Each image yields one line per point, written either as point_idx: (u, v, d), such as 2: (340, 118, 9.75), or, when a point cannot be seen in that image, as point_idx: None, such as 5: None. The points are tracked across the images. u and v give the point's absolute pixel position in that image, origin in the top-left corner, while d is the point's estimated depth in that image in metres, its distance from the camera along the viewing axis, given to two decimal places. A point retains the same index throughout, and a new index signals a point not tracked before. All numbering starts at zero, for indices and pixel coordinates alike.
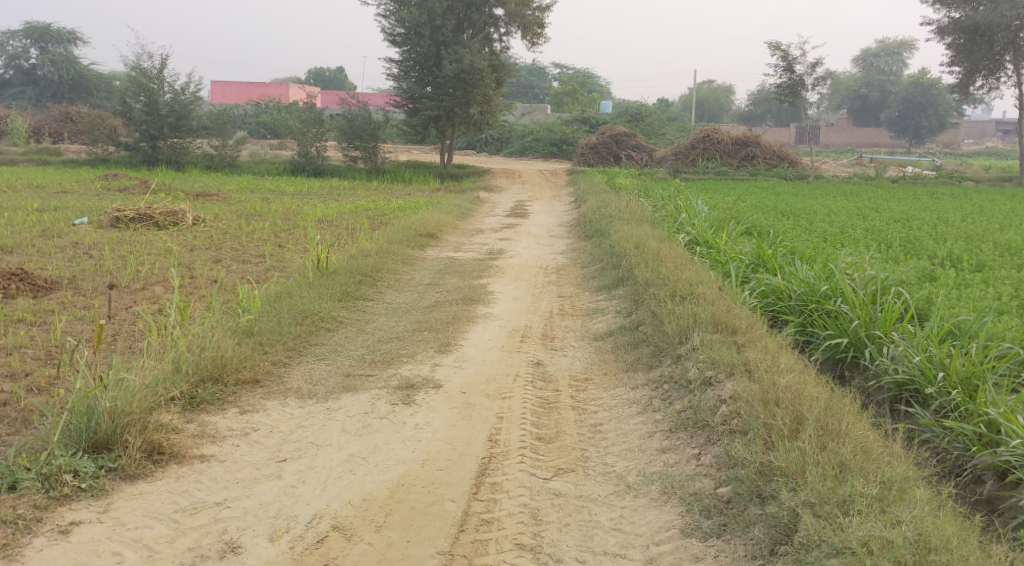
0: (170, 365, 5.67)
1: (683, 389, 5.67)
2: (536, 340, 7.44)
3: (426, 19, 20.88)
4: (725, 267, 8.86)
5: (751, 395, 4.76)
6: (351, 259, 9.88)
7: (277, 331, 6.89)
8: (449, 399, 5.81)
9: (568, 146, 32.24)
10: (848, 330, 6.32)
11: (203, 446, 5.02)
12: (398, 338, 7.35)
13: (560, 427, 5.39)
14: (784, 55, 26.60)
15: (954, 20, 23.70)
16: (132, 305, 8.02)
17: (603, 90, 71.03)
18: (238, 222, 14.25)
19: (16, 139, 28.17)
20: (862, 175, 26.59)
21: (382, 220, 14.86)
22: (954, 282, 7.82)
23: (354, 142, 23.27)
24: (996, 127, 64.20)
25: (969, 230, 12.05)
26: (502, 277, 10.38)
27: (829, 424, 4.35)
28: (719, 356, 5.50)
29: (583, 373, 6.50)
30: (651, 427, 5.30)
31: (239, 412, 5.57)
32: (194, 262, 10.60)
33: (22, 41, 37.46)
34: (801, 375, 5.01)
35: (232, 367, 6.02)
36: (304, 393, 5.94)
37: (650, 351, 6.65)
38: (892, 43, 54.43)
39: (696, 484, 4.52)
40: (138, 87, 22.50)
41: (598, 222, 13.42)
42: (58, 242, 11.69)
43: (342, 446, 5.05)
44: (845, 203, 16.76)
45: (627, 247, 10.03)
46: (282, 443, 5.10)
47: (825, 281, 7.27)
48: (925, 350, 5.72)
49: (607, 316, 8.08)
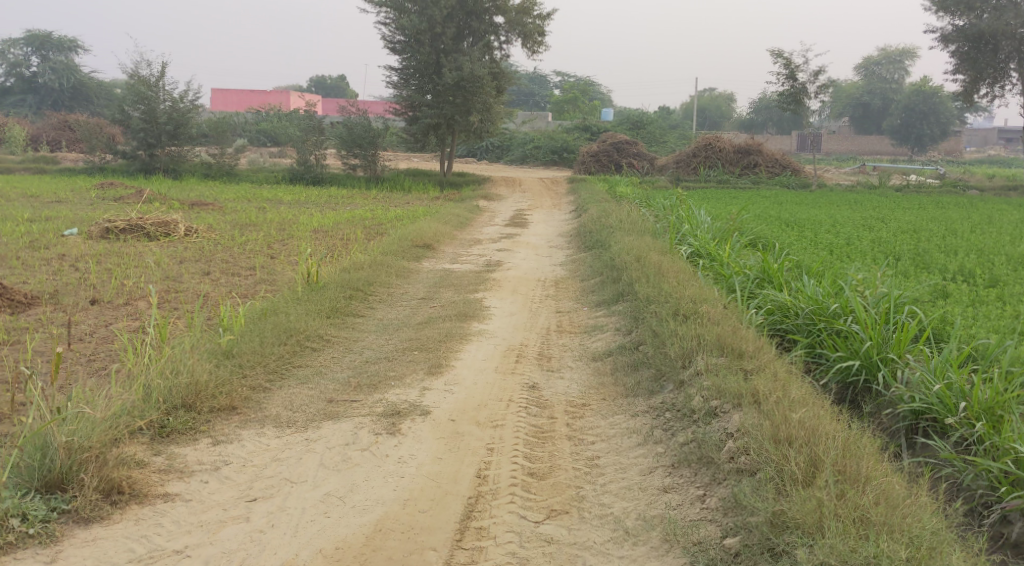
0: (140, 392, 5.33)
1: (686, 419, 5.29)
2: (532, 360, 7.06)
3: (426, 27, 20.55)
4: (728, 282, 8.49)
5: (762, 431, 4.41)
6: (343, 272, 9.51)
7: (259, 353, 6.53)
8: (436, 429, 5.44)
9: (568, 154, 31.81)
10: (860, 351, 5.96)
11: (169, 483, 4.68)
12: (387, 358, 6.99)
13: (554, 461, 5.02)
14: (786, 63, 26.30)
15: (958, 27, 23.30)
16: (111, 323, 7.65)
17: (603, 97, 70.66)
18: (231, 233, 13.92)
19: (14, 146, 27.89)
20: (865, 183, 26.19)
21: (379, 230, 14.52)
22: (969, 300, 7.45)
23: (354, 150, 22.96)
24: (998, 135, 64.14)
25: (979, 242, 11.68)
26: (499, 290, 10.02)
27: (847, 468, 4.00)
28: (725, 384, 5.14)
29: (580, 399, 6.13)
30: (652, 462, 4.95)
31: (211, 443, 5.21)
32: (182, 275, 10.24)
33: (22, 49, 37.20)
34: (814, 408, 4.63)
35: (207, 394, 5.64)
36: (283, 421, 5.59)
37: (651, 374, 6.29)
38: (894, 50, 54.07)
39: (701, 531, 4.17)
40: (137, 95, 22.14)
41: (598, 233, 13.02)
42: (43, 254, 11.33)
43: (318, 483, 4.73)
44: (850, 214, 16.36)
45: (627, 260, 9.66)
46: (254, 480, 4.77)
47: (834, 298, 6.90)
48: (943, 376, 5.35)
49: (605, 334, 7.72)
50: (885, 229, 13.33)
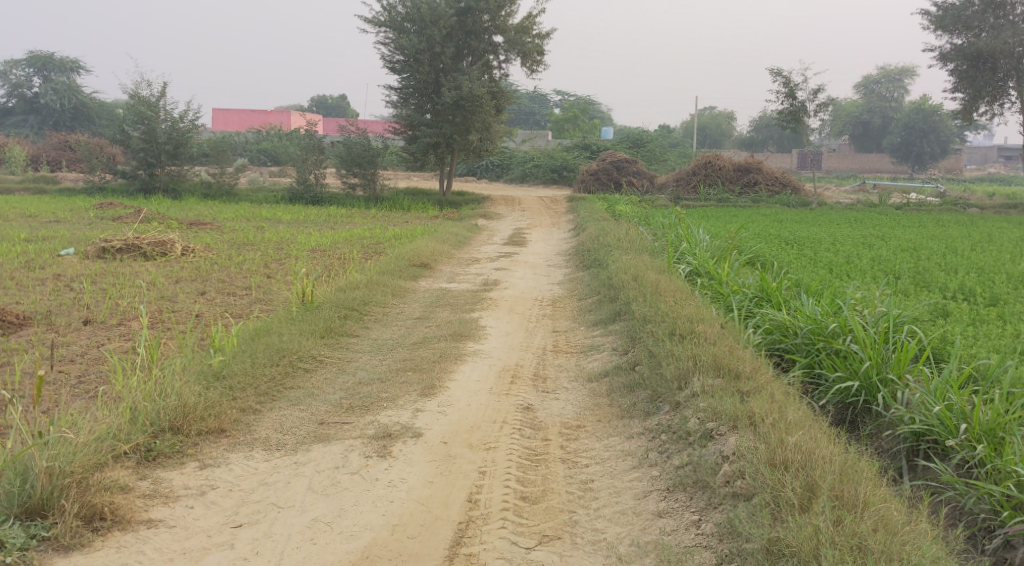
0: (126, 415, 5.25)
1: (681, 441, 5.19)
2: (527, 381, 6.97)
3: (425, 47, 20.63)
4: (726, 301, 8.41)
5: (757, 454, 4.33)
6: (339, 292, 9.42)
7: (250, 374, 6.44)
8: (427, 451, 5.35)
9: (568, 172, 31.79)
10: (859, 372, 5.88)
11: (153, 508, 4.64)
12: (380, 379, 6.88)
13: (547, 484, 4.93)
14: (785, 81, 26.35)
15: (957, 46, 23.34)
16: (102, 344, 7.56)
17: (603, 116, 70.81)
18: (229, 252, 13.85)
19: (14, 166, 27.88)
20: (865, 202, 26.14)
21: (377, 249, 14.45)
22: (969, 320, 7.37)
23: (354, 169, 22.99)
24: (998, 153, 64.23)
25: (980, 261, 11.60)
26: (496, 310, 9.94)
27: (844, 493, 3.91)
28: (721, 406, 5.04)
29: (575, 421, 6.03)
30: (648, 485, 4.85)
31: (198, 466, 5.13)
32: (177, 295, 10.15)
33: (24, 70, 37.31)
34: (811, 430, 4.53)
35: (195, 416, 5.54)
36: (273, 443, 5.49)
37: (647, 396, 6.19)
38: (894, 69, 54.22)
39: (694, 558, 4.09)
40: (137, 115, 22.10)
41: (597, 252, 12.93)
42: (38, 274, 11.26)
43: (306, 508, 4.67)
44: (850, 231, 16.32)
45: (625, 279, 9.58)
46: (240, 504, 4.71)
47: (833, 317, 6.82)
48: (944, 397, 5.29)
49: (601, 354, 7.63)
50: (885, 248, 13.25)
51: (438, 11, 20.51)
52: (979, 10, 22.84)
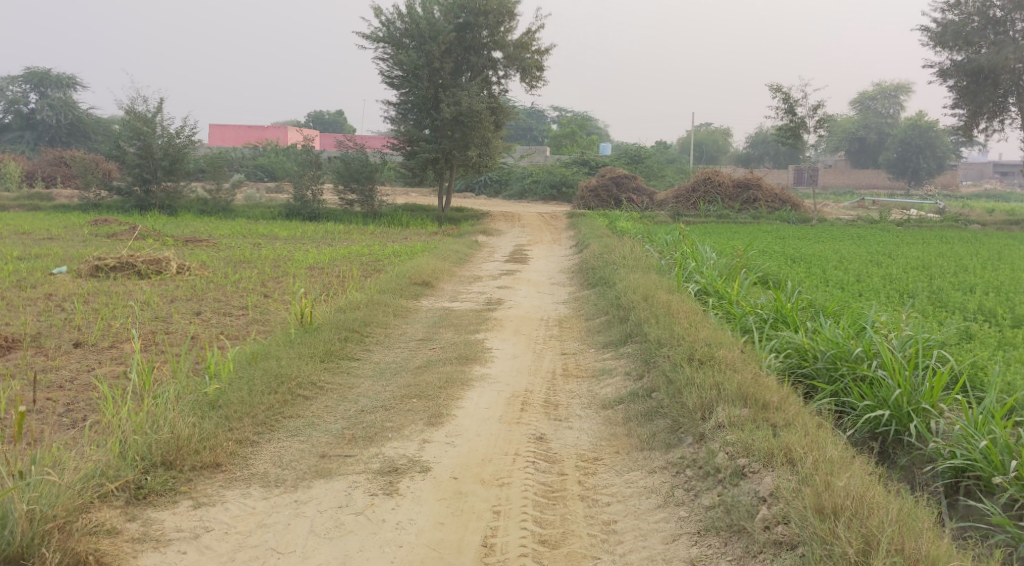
0: (114, 450, 4.91)
1: (710, 478, 4.85)
2: (538, 409, 6.61)
3: (424, 62, 20.38)
4: (740, 321, 8.07)
5: (802, 500, 4.07)
6: (339, 313, 9.06)
7: (247, 402, 6.06)
8: (437, 487, 5.02)
9: (567, 188, 31.51)
10: (889, 400, 5.55)
11: (143, 554, 4.34)
12: (384, 407, 6.52)
13: (567, 525, 4.62)
14: (785, 97, 26.13)
15: (956, 62, 23.16)
16: (93, 368, 7.20)
17: (600, 132, 70.46)
18: (226, 270, 13.49)
19: (9, 183, 27.52)
20: (866, 218, 25.86)
21: (376, 266, 14.11)
22: (996, 343, 7.06)
23: (351, 185, 22.70)
24: (994, 170, 64.14)
25: (993, 280, 11.31)
26: (501, 331, 9.60)
27: (904, 548, 3.69)
28: (753, 441, 4.73)
29: (592, 452, 5.68)
30: (676, 528, 4.55)
31: (192, 506, 4.79)
32: (172, 316, 9.80)
33: (21, 86, 36.93)
34: (853, 472, 4.24)
35: (189, 450, 5.18)
36: (271, 479, 5.14)
37: (667, 426, 5.84)
38: (889, 86, 54.23)
39: None
40: (133, 131, 21.77)
41: (602, 270, 12.63)
42: (29, 294, 10.90)
43: (309, 555, 4.38)
44: (855, 249, 15.98)
45: (635, 300, 9.26)
46: (237, 550, 4.42)
47: (857, 341, 6.49)
48: (985, 430, 4.97)
49: (615, 379, 7.28)
50: (893, 266, 12.94)
51: (438, 26, 20.29)
52: (979, 27, 22.66)
